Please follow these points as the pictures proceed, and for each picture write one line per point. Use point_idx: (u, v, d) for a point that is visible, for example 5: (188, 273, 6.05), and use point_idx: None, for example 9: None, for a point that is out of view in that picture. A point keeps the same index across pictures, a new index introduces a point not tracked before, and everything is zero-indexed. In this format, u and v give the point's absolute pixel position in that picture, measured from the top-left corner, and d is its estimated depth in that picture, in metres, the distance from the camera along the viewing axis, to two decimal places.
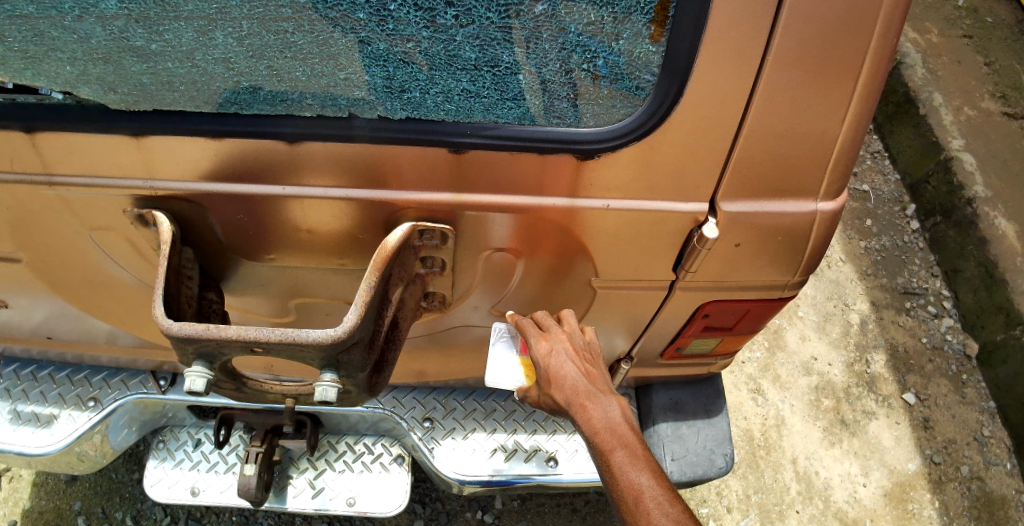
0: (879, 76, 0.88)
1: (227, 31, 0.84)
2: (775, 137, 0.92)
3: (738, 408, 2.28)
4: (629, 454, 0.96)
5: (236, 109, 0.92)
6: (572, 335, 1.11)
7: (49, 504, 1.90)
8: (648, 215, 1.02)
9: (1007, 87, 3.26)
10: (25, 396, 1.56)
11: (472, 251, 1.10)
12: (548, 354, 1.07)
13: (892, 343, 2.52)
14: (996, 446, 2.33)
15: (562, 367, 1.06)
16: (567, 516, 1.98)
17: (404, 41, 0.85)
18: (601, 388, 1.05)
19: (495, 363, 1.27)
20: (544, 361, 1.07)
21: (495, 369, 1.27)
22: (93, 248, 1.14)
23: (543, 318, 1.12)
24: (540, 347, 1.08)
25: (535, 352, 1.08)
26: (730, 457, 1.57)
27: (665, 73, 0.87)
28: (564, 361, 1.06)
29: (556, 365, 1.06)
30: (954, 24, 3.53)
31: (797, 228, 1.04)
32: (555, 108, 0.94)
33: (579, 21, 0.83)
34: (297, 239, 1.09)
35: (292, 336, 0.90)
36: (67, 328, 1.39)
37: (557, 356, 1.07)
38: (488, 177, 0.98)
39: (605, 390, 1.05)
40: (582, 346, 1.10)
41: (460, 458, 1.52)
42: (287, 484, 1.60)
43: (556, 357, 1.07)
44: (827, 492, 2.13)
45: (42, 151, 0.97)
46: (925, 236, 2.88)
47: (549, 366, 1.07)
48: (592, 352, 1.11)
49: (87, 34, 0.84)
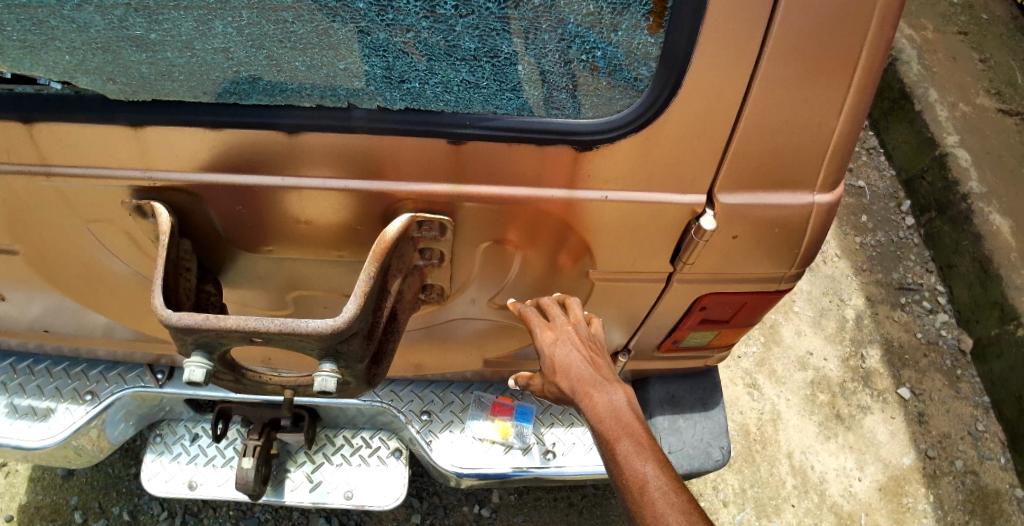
0: (875, 70, 0.88)
1: (227, 21, 0.84)
2: (771, 130, 0.92)
3: (735, 402, 2.29)
4: (634, 443, 0.95)
5: (235, 100, 0.92)
6: (578, 325, 1.11)
7: (46, 499, 1.90)
8: (646, 207, 1.03)
9: (1001, 83, 3.27)
10: (21, 389, 1.55)
11: (471, 242, 1.11)
12: (553, 343, 1.08)
13: (887, 338, 2.53)
14: (990, 440, 2.34)
15: (568, 356, 1.06)
16: (564, 510, 1.98)
17: (403, 31, 0.85)
18: (607, 376, 1.04)
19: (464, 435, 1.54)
20: (550, 350, 1.08)
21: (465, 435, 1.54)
22: (89, 239, 1.14)
23: (549, 307, 1.13)
24: (545, 336, 1.09)
25: (541, 341, 1.10)
26: (727, 450, 1.58)
27: (663, 66, 0.88)
28: (570, 351, 1.07)
29: (562, 355, 1.07)
30: (949, 20, 3.55)
31: (792, 221, 1.05)
32: (554, 99, 0.94)
33: (578, 12, 0.83)
34: (296, 232, 1.09)
35: (291, 326, 0.90)
36: (65, 320, 1.38)
37: (563, 345, 1.08)
38: (487, 168, 0.98)
39: (611, 378, 1.05)
40: (588, 337, 1.10)
41: (458, 451, 1.52)
42: (284, 478, 1.61)
43: (561, 346, 1.08)
44: (822, 486, 2.14)
45: (40, 142, 0.97)
46: (920, 232, 2.90)
47: (554, 356, 1.07)
48: (598, 343, 1.11)
49: (86, 23, 0.84)
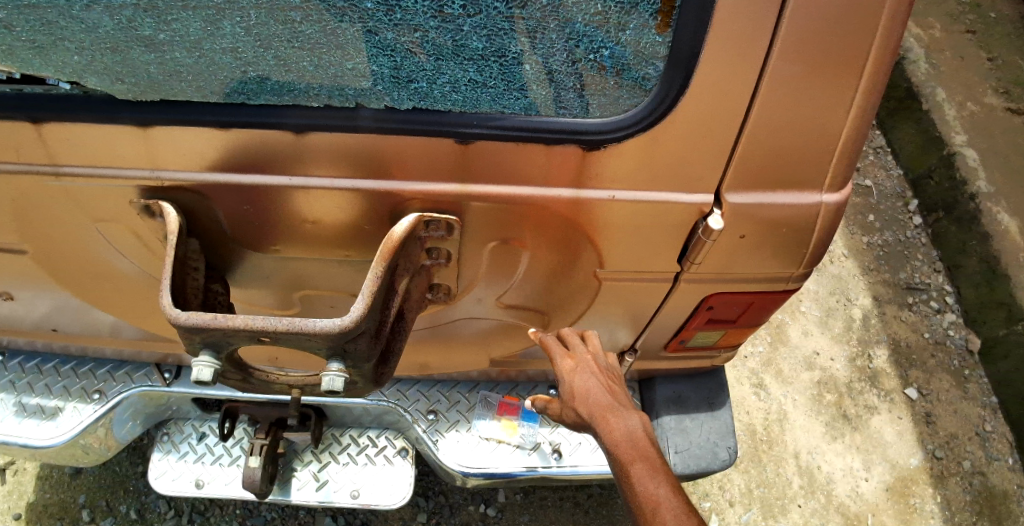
0: (885, 67, 0.88)
1: (235, 21, 0.84)
2: (779, 129, 0.92)
3: (741, 402, 2.28)
4: (648, 467, 1.03)
5: (244, 100, 0.92)
6: (596, 355, 1.20)
7: (54, 497, 1.91)
8: (653, 206, 1.02)
9: (1009, 82, 3.26)
10: (30, 388, 1.56)
11: (478, 241, 1.10)
12: (574, 372, 1.17)
13: (894, 338, 2.52)
14: (998, 441, 2.33)
15: (588, 384, 1.15)
16: (570, 510, 1.98)
17: (411, 31, 0.85)
18: (623, 404, 1.13)
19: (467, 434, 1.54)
20: (569, 377, 1.17)
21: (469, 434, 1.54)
22: (98, 239, 1.14)
23: (569, 336, 1.22)
24: (565, 364, 1.18)
25: (561, 368, 1.18)
26: (733, 450, 1.57)
27: (671, 66, 0.87)
28: (589, 379, 1.16)
29: (581, 382, 1.16)
30: (957, 19, 3.53)
31: (800, 220, 1.05)
32: (561, 98, 0.93)
33: (586, 11, 0.83)
34: (303, 231, 1.09)
35: (299, 325, 0.90)
36: (72, 320, 1.39)
37: (582, 373, 1.16)
38: (494, 167, 0.98)
39: (626, 406, 1.14)
40: (604, 366, 1.19)
41: (464, 450, 1.53)
42: (291, 477, 1.61)
43: (581, 374, 1.16)
44: (829, 486, 2.13)
45: (49, 142, 0.98)
46: (927, 231, 2.88)
47: (573, 383, 1.16)
48: (614, 372, 1.21)
49: (95, 24, 0.84)
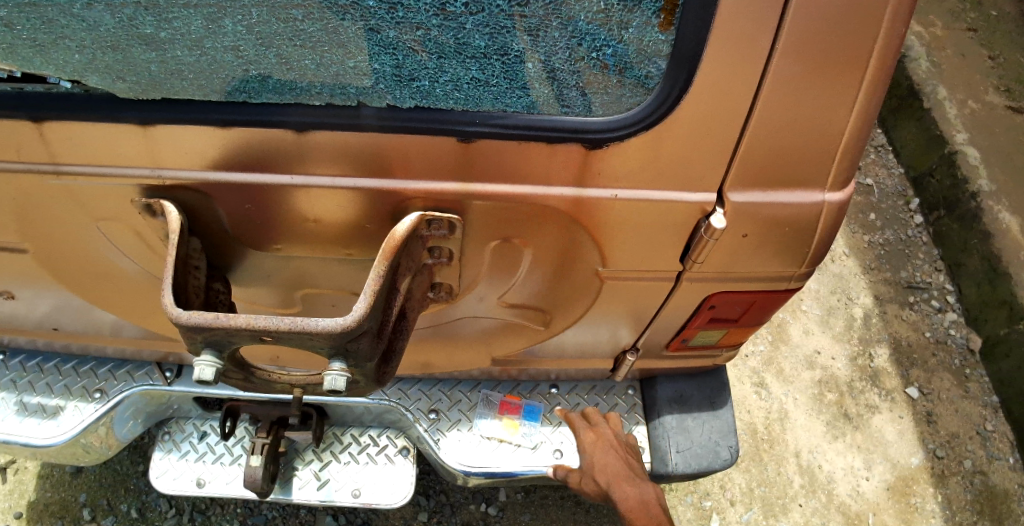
0: (887, 65, 0.87)
1: (237, 19, 0.84)
2: (782, 128, 0.92)
3: (741, 402, 2.28)
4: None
5: (245, 98, 0.92)
6: (614, 431, 1.50)
7: (55, 496, 1.91)
8: (655, 205, 1.02)
9: (1011, 81, 3.25)
10: (31, 387, 1.56)
11: (480, 240, 1.10)
12: (596, 444, 1.46)
13: (895, 337, 2.52)
14: (999, 440, 2.33)
15: (608, 455, 1.44)
16: (570, 509, 1.98)
17: (413, 29, 0.85)
18: (636, 474, 1.44)
19: (468, 433, 1.54)
20: (591, 447, 1.46)
21: (470, 433, 1.54)
22: (99, 238, 1.14)
23: (592, 414, 1.53)
24: (587, 435, 1.48)
25: (584, 439, 1.47)
26: (735, 449, 1.57)
27: (674, 64, 0.87)
28: (607, 450, 1.45)
29: (601, 453, 1.45)
30: (959, 17, 3.53)
31: (803, 219, 1.05)
32: (564, 97, 0.93)
33: (588, 9, 0.83)
34: (305, 230, 1.09)
35: (301, 324, 0.90)
36: (73, 319, 1.39)
37: (602, 444, 1.46)
38: (497, 165, 0.98)
39: (639, 475, 1.44)
40: (621, 439, 1.50)
41: (465, 449, 1.52)
42: (292, 476, 1.61)
43: (601, 444, 1.46)
44: (829, 486, 2.13)
45: (50, 141, 0.97)
46: (928, 230, 2.88)
47: (595, 452, 1.45)
48: (629, 445, 1.51)
49: (96, 22, 0.84)
